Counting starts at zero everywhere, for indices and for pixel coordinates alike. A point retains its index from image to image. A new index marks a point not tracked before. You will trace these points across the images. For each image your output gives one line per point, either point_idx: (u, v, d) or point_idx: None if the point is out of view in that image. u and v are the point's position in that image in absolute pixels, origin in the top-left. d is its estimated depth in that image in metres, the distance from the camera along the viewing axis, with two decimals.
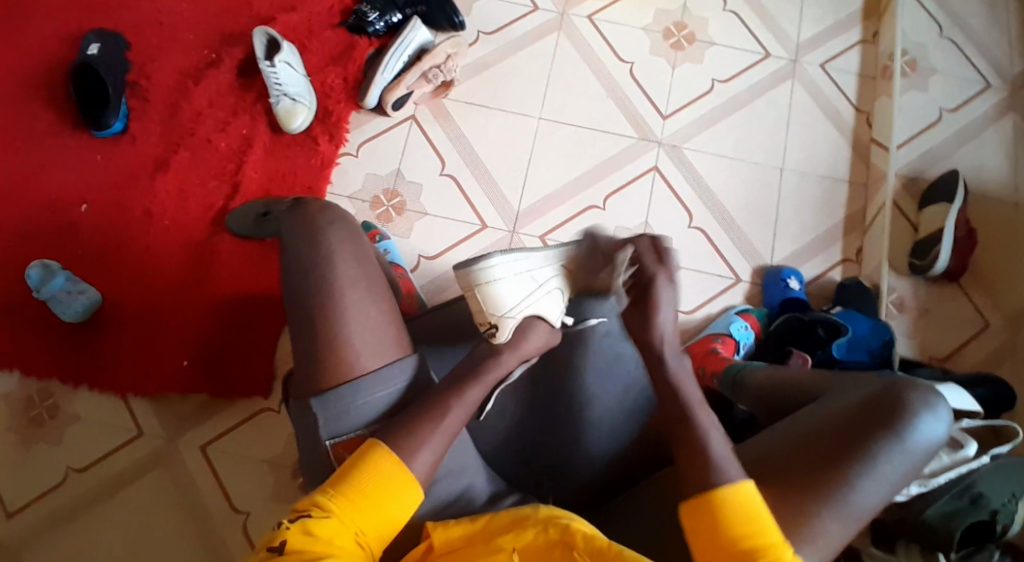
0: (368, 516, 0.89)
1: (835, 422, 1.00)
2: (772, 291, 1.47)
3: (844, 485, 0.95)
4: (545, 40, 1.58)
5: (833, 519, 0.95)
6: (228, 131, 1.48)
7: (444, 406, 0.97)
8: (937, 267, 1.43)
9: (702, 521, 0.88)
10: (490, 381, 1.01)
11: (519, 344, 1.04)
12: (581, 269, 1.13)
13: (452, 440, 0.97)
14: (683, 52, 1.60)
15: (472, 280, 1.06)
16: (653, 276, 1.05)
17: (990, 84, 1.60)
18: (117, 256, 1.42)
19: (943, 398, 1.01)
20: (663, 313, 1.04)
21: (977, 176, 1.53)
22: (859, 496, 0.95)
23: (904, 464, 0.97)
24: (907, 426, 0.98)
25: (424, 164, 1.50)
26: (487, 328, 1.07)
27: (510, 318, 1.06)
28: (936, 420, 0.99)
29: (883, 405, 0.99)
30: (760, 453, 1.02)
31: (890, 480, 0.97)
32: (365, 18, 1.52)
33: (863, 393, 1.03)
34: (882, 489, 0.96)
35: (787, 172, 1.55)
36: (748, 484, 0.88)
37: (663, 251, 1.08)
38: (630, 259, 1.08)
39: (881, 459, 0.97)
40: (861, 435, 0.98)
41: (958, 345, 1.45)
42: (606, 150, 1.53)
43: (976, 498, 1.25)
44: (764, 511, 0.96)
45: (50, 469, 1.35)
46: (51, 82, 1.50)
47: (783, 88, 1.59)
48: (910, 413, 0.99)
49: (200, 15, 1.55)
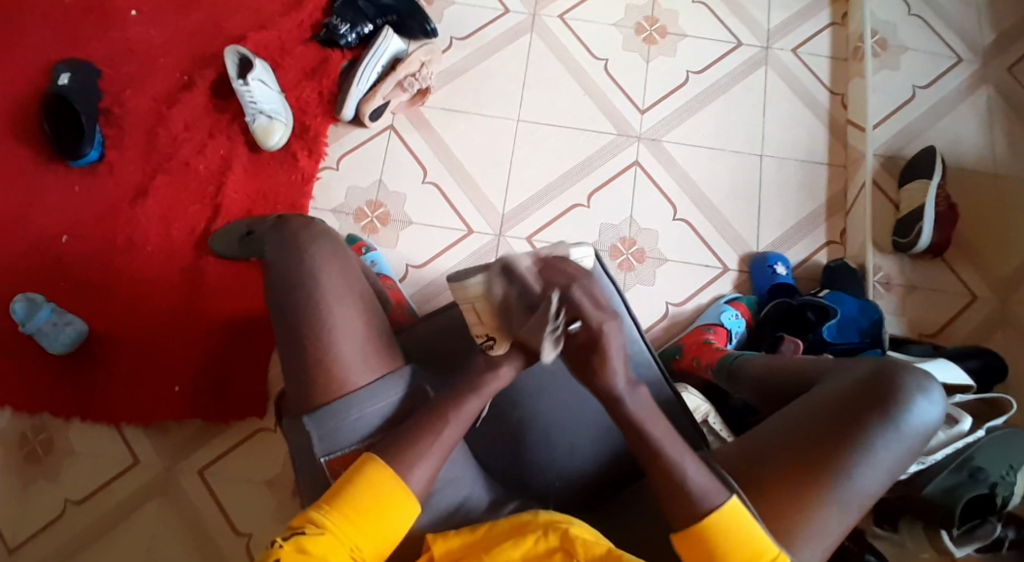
0: (364, 534, 0.90)
1: (831, 409, 1.01)
2: (760, 278, 1.48)
3: (843, 475, 0.96)
4: (518, 41, 1.58)
5: (834, 510, 0.96)
6: (206, 153, 1.47)
7: (444, 417, 0.96)
8: (921, 243, 1.45)
9: (696, 548, 0.91)
10: (489, 392, 0.99)
11: (517, 352, 1.02)
12: (514, 307, 0.95)
13: (446, 456, 0.96)
14: (656, 45, 1.61)
15: (463, 295, 1.00)
16: (598, 327, 0.91)
17: (960, 59, 1.61)
18: (103, 285, 1.41)
19: (935, 380, 1.02)
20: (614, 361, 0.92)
21: (954, 151, 1.55)
22: (858, 484, 0.96)
23: (900, 449, 0.98)
24: (901, 411, 0.99)
25: (405, 173, 1.49)
26: (485, 339, 1.03)
27: (506, 331, 1.01)
28: (931, 402, 1.00)
29: (878, 392, 0.99)
30: (757, 447, 1.01)
31: (886, 465, 0.98)
32: (336, 30, 1.51)
33: (855, 379, 1.03)
34: (880, 475, 0.97)
35: (768, 158, 1.55)
36: (736, 503, 0.91)
37: (602, 294, 0.93)
38: (561, 307, 0.92)
39: (878, 445, 0.97)
40: (857, 421, 0.99)
41: (947, 320, 1.46)
42: (585, 148, 1.53)
43: (974, 472, 1.26)
44: (766, 506, 0.96)
45: (48, 503, 1.33)
46: (24, 114, 1.48)
47: (757, 75, 1.60)
48: (904, 398, 0.99)
49: (171, 38, 1.54)
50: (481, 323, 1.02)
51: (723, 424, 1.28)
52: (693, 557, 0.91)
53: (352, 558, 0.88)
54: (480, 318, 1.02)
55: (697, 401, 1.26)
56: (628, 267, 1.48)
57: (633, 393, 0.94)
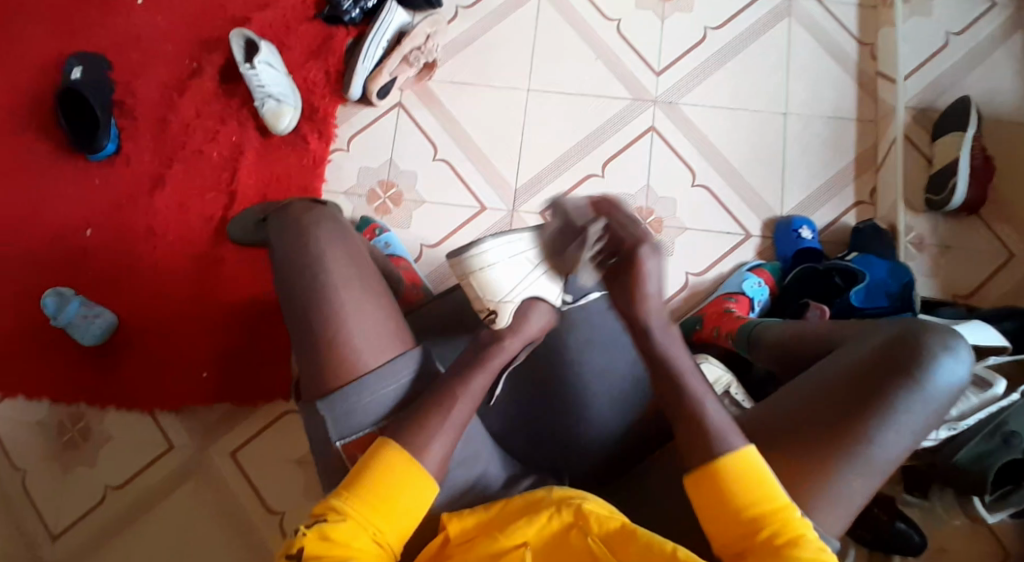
0: (386, 519, 0.91)
1: (853, 370, 0.99)
2: (784, 243, 1.43)
3: (866, 439, 0.94)
4: (526, 6, 1.53)
5: (858, 474, 0.93)
6: (218, 140, 1.48)
7: (450, 396, 0.97)
8: (955, 200, 1.38)
9: (707, 492, 0.88)
10: (495, 366, 1.00)
11: (524, 326, 1.02)
12: (558, 240, 1.05)
13: (457, 435, 0.96)
14: (671, 1, 1.54)
15: (466, 268, 1.05)
16: (633, 248, 0.99)
17: (997, 1, 1.51)
18: (127, 275, 1.44)
19: (963, 341, 1.00)
20: (649, 281, 0.98)
21: (991, 101, 1.46)
22: (882, 448, 0.94)
23: (925, 411, 0.95)
24: (924, 372, 0.96)
25: (417, 150, 1.48)
26: (488, 314, 1.06)
27: (507, 303, 1.04)
28: (956, 362, 0.97)
29: (900, 355, 0.97)
30: (777, 414, 0.99)
31: (912, 429, 0.95)
32: (339, 7, 1.48)
33: (878, 343, 1.01)
34: (905, 438, 0.95)
35: (792, 116, 1.49)
36: (750, 450, 0.88)
37: (638, 224, 1.01)
38: (602, 235, 1.02)
39: (901, 408, 0.95)
40: (879, 382, 0.96)
41: (983, 280, 1.41)
42: (598, 116, 1.49)
43: (1007, 438, 1.21)
44: (786, 468, 0.94)
45: (92, 486, 1.39)
46: (40, 109, 1.50)
47: (779, 28, 1.52)
48: (927, 358, 0.97)
49: (177, 24, 1.53)
50: (483, 298, 1.05)
51: (744, 393, 1.26)
52: (704, 501, 0.89)
53: (375, 543, 0.90)
54: (481, 292, 1.05)
55: (716, 374, 1.24)
56: None
57: (663, 328, 0.99)
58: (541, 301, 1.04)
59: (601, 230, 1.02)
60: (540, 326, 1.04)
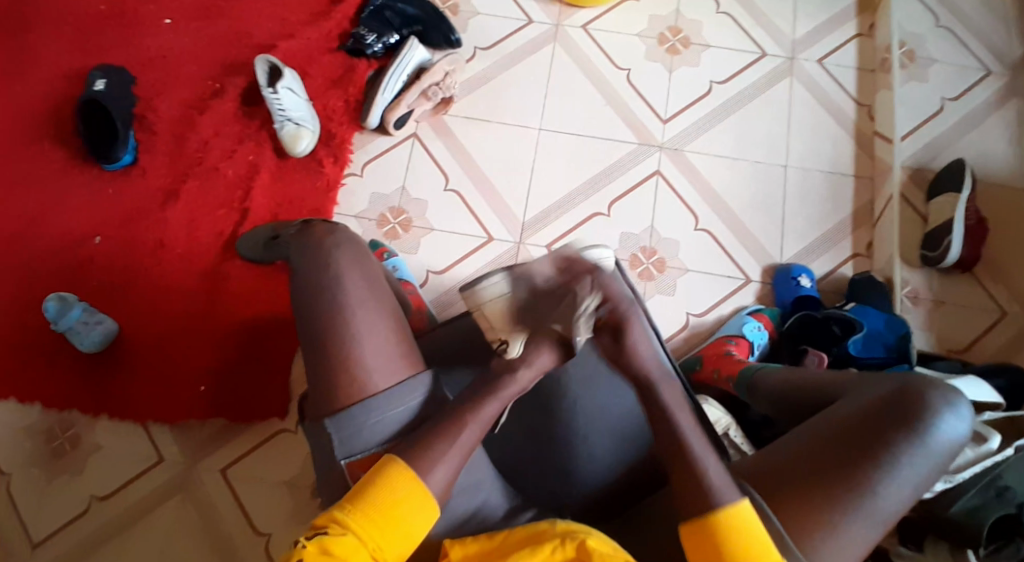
0: (388, 537, 0.86)
1: (857, 420, 0.96)
2: (783, 290, 1.45)
3: (870, 490, 0.91)
4: (542, 51, 1.60)
5: (861, 524, 0.91)
6: (235, 159, 1.50)
7: (460, 421, 0.93)
8: (948, 258, 1.42)
9: (703, 544, 0.87)
10: (507, 396, 0.97)
11: (535, 357, 0.97)
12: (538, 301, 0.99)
13: (464, 460, 0.93)
14: (679, 55, 1.61)
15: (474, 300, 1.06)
16: (625, 312, 0.95)
17: (990, 71, 1.59)
18: (135, 285, 1.44)
19: (963, 398, 0.98)
20: (642, 350, 0.96)
21: (984, 164, 1.52)
22: (885, 500, 0.91)
23: (928, 466, 0.93)
24: (927, 427, 0.94)
25: (428, 180, 1.51)
26: (500, 344, 1.03)
27: (518, 332, 1.01)
28: (958, 419, 0.96)
29: (904, 409, 0.95)
30: (777, 465, 0.96)
31: (915, 481, 0.93)
32: (363, 40, 1.54)
33: (880, 396, 0.98)
34: (908, 490, 0.92)
35: (791, 169, 1.54)
36: (747, 505, 0.88)
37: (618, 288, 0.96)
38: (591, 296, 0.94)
39: (904, 463, 0.93)
40: (882, 434, 0.94)
41: (976, 336, 1.43)
42: (606, 157, 1.53)
43: (1001, 492, 1.14)
44: (788, 519, 0.92)
45: (75, 497, 1.35)
46: (60, 119, 1.53)
47: (782, 85, 1.59)
48: (930, 414, 0.95)
49: (203, 47, 1.58)
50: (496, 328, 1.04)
51: (744, 437, 1.23)
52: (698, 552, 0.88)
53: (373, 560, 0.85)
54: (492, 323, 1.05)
55: (716, 414, 1.22)
56: (648, 276, 1.48)
57: (666, 382, 0.96)
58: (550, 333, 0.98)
59: (593, 287, 0.94)
60: (551, 361, 0.98)
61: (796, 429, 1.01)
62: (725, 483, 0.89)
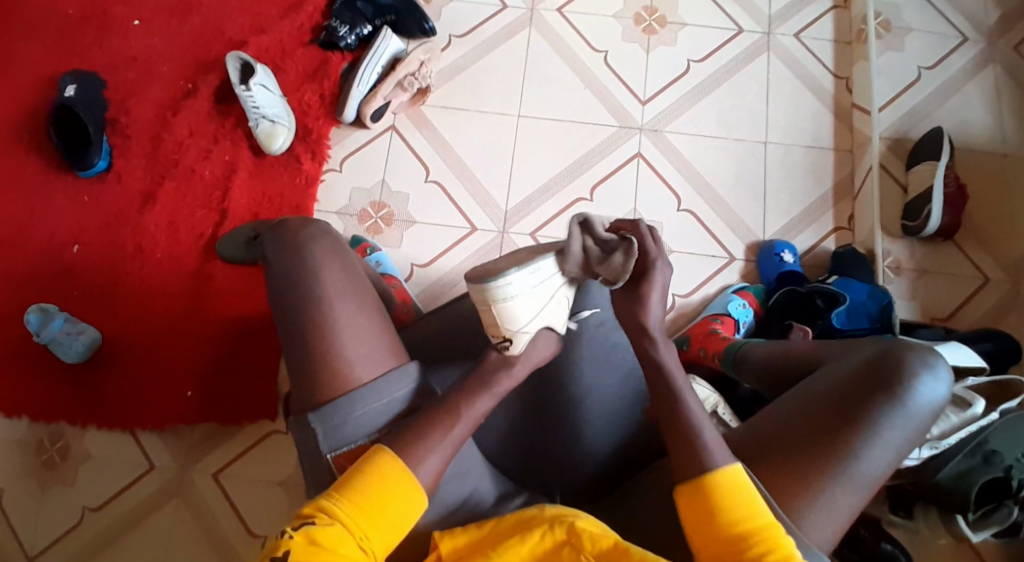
0: (374, 525, 0.86)
1: (839, 385, 0.97)
2: (768, 265, 1.46)
3: (850, 454, 0.92)
4: (517, 36, 1.58)
5: (842, 488, 0.92)
6: (211, 159, 1.49)
7: (452, 416, 0.93)
8: (929, 227, 1.43)
9: (698, 506, 0.86)
10: (500, 390, 0.96)
11: (531, 354, 0.98)
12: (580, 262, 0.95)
13: (453, 452, 0.93)
14: (656, 34, 1.60)
15: (485, 297, 0.92)
16: (654, 258, 0.95)
17: (966, 38, 1.59)
18: (117, 291, 1.43)
19: (942, 359, 0.99)
20: (652, 309, 0.95)
21: (962, 132, 1.53)
22: (866, 463, 0.92)
23: (908, 428, 0.94)
24: (906, 389, 0.95)
25: (408, 172, 1.50)
26: (500, 342, 0.96)
27: (524, 333, 0.95)
28: (937, 380, 0.96)
29: (883, 373, 0.96)
30: (760, 434, 0.97)
31: (895, 445, 0.94)
32: (336, 32, 1.52)
33: (860, 363, 0.99)
34: (888, 453, 0.93)
35: (772, 145, 1.54)
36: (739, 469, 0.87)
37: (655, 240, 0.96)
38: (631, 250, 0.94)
39: (884, 426, 0.93)
40: (863, 398, 0.95)
41: (959, 303, 1.45)
42: (587, 141, 1.53)
43: (988, 456, 1.15)
44: (771, 487, 0.92)
45: (69, 507, 1.35)
46: (32, 126, 1.51)
47: (760, 61, 1.59)
48: (909, 376, 0.96)
49: (172, 46, 1.55)
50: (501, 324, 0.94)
51: (732, 413, 1.25)
52: (693, 515, 0.86)
53: (361, 550, 0.85)
54: (498, 319, 0.94)
55: (704, 392, 1.23)
56: None
57: (666, 345, 0.96)
58: (551, 331, 0.98)
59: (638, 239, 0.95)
60: (546, 353, 0.99)
61: (779, 399, 1.02)
62: (717, 445, 0.89)
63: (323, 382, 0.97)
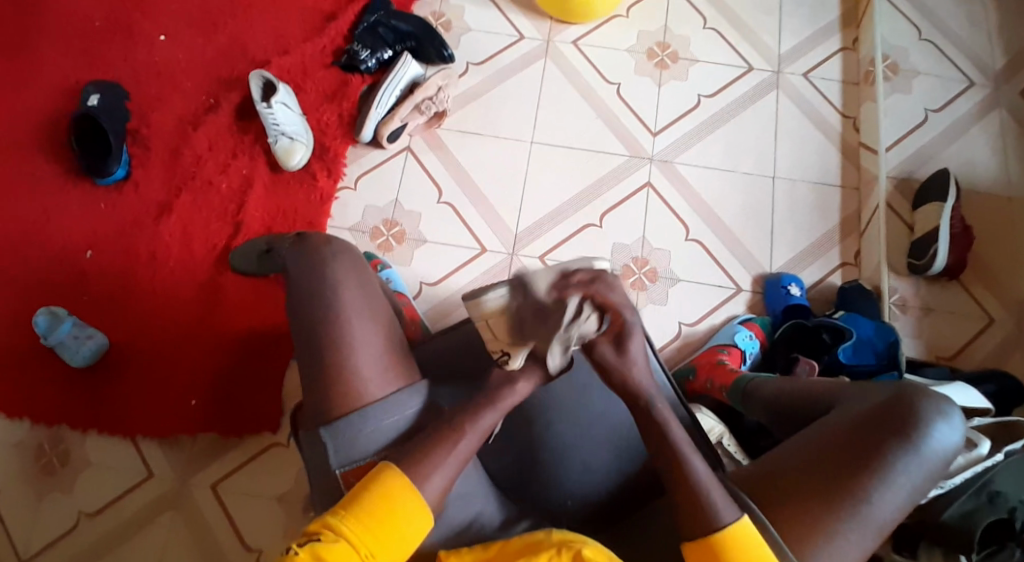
0: (382, 546, 0.86)
1: (852, 426, 0.97)
2: (774, 299, 1.47)
3: (864, 496, 0.92)
4: (533, 67, 1.62)
5: (855, 530, 0.91)
6: (229, 172, 1.51)
7: (457, 431, 0.93)
8: (935, 265, 1.44)
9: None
10: (505, 407, 0.97)
11: (536, 369, 0.96)
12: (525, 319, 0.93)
13: (460, 468, 0.92)
14: (668, 69, 1.64)
15: (479, 309, 0.94)
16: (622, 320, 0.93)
17: (972, 83, 1.63)
18: (128, 299, 1.44)
19: (955, 405, 0.98)
20: (638, 365, 0.95)
21: (968, 173, 1.55)
22: (879, 506, 0.92)
23: (921, 473, 0.93)
24: (920, 434, 0.94)
25: (421, 193, 1.52)
26: (501, 355, 0.98)
27: (523, 346, 0.95)
28: (952, 426, 0.96)
29: (898, 417, 0.95)
30: (773, 475, 0.96)
31: (908, 489, 0.93)
32: (357, 56, 1.56)
33: (874, 406, 0.98)
34: (901, 497, 0.92)
35: (780, 180, 1.56)
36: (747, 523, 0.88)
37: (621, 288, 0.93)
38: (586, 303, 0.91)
39: (898, 469, 0.93)
40: (878, 441, 0.94)
41: (965, 342, 1.45)
42: (598, 168, 1.55)
43: (993, 496, 1.13)
44: (784, 529, 0.92)
45: (64, 514, 1.34)
46: (53, 134, 1.54)
47: (770, 99, 1.62)
48: (923, 421, 0.95)
49: (197, 62, 1.59)
50: (498, 337, 0.96)
51: (738, 446, 1.24)
52: None
53: None
54: (496, 333, 0.96)
55: (710, 423, 1.23)
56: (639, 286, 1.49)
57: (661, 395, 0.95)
58: (555, 346, 0.96)
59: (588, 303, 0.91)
60: (550, 371, 0.96)
61: (790, 438, 1.01)
62: (725, 503, 0.89)
63: (332, 386, 0.97)
